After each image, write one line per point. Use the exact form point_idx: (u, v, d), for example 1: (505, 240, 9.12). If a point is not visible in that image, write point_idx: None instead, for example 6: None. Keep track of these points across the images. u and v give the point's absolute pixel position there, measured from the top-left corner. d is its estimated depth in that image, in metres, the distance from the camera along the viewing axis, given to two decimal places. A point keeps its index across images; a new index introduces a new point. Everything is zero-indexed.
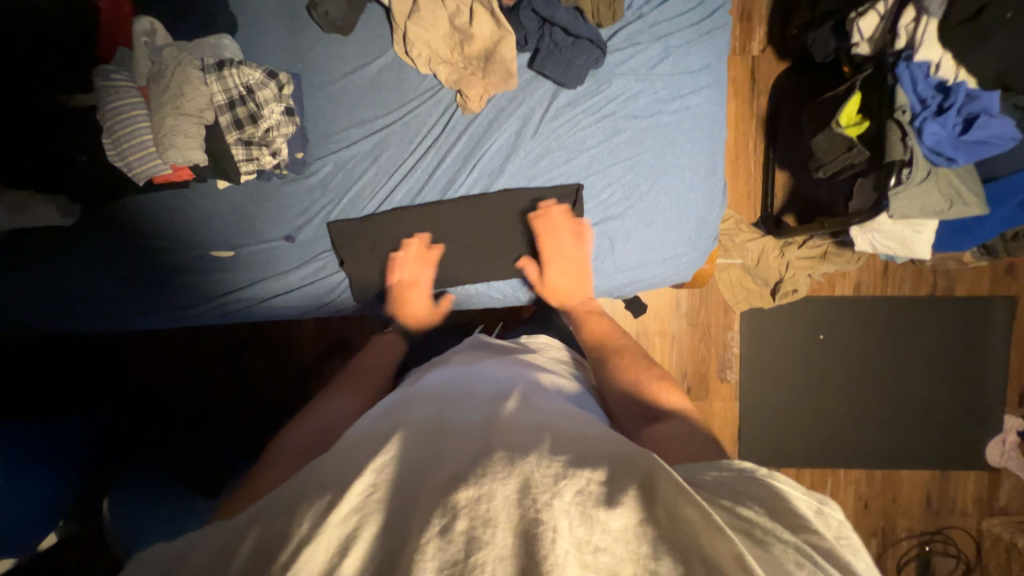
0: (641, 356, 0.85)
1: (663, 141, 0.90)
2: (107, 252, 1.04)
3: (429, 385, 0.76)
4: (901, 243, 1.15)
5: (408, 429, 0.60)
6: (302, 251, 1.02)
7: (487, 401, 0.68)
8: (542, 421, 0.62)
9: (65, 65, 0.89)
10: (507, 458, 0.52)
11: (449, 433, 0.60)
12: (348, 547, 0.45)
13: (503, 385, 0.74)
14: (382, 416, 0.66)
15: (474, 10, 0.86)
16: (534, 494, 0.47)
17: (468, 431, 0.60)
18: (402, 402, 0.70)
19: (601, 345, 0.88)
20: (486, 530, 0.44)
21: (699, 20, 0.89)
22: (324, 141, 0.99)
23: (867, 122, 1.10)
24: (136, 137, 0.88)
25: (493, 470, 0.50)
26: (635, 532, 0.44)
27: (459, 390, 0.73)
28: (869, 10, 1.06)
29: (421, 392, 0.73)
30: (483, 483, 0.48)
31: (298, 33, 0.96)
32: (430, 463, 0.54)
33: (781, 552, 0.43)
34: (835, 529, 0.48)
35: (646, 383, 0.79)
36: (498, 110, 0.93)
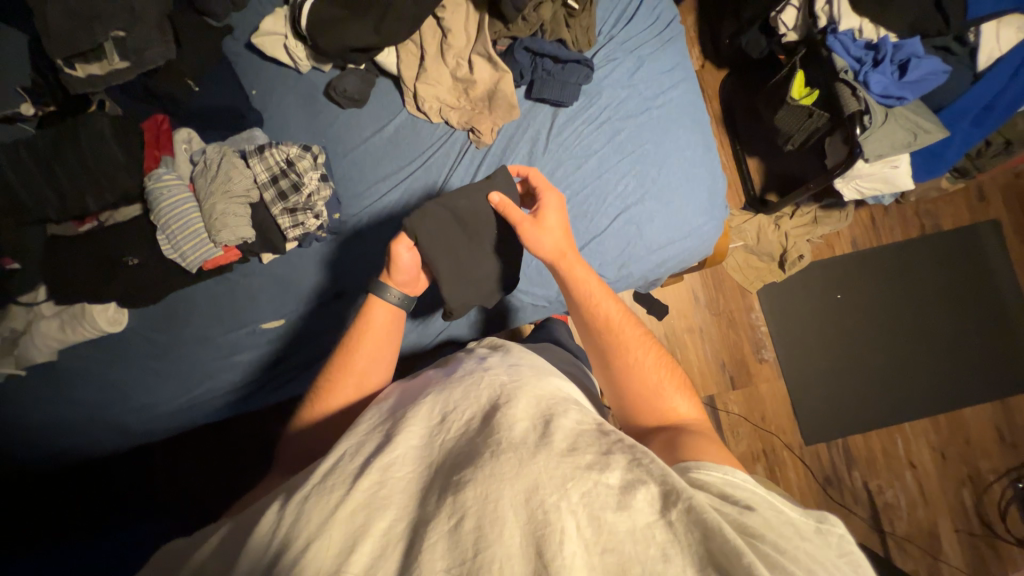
0: (652, 353, 0.72)
1: (657, 132, 1.02)
2: (163, 349, 1.07)
3: (434, 374, 0.71)
4: (885, 182, 1.27)
5: (417, 423, 0.57)
6: (352, 305, 1.07)
7: (496, 375, 0.63)
8: (556, 409, 0.56)
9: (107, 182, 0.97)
10: (517, 460, 0.48)
11: (460, 425, 0.55)
12: (358, 543, 0.45)
13: (513, 363, 0.68)
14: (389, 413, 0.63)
15: (473, 60, 1.00)
16: (541, 495, 0.45)
17: (472, 423, 0.55)
18: (412, 394, 0.66)
19: (596, 340, 0.74)
20: (493, 530, 0.43)
21: (660, 31, 1.05)
22: (357, 200, 1.07)
23: (817, 91, 1.25)
24: (189, 227, 0.95)
25: (500, 468, 0.47)
26: (642, 530, 0.43)
27: (466, 368, 0.67)
28: (785, 7, 1.26)
29: (433, 378, 0.69)
30: (489, 483, 0.46)
31: (319, 114, 1.08)
32: (434, 470, 0.51)
33: (795, 558, 0.43)
34: (839, 546, 0.47)
35: (651, 387, 0.69)
36: (508, 139, 1.05)
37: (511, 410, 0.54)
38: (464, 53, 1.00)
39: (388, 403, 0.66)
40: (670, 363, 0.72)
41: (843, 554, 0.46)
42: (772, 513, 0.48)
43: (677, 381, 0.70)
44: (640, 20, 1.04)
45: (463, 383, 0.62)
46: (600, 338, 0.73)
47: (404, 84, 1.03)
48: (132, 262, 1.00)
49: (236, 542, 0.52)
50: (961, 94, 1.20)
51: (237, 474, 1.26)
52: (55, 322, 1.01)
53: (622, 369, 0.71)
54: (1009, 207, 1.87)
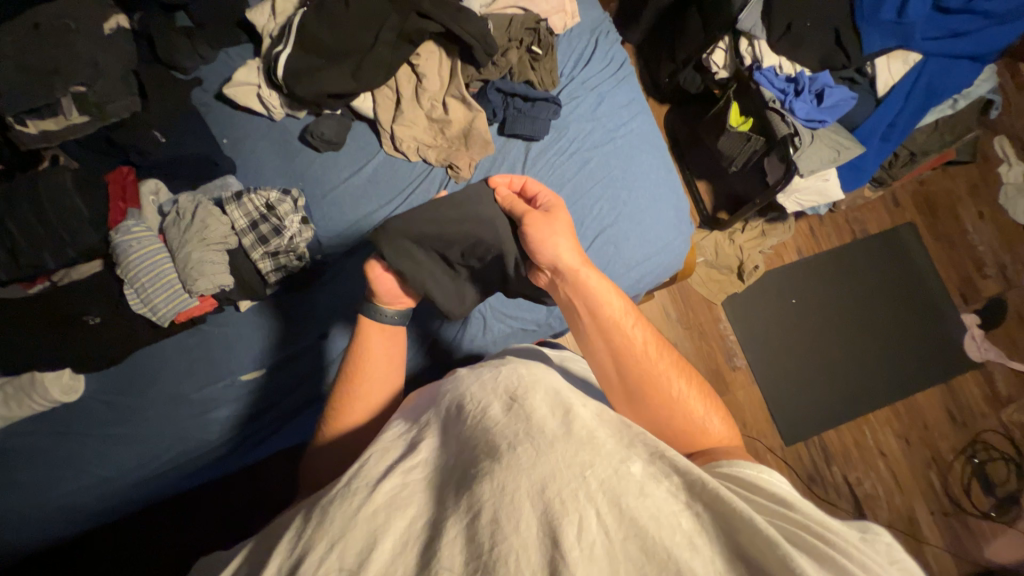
0: (685, 379, 0.71)
1: (623, 159, 1.11)
2: (128, 414, 0.98)
3: (455, 376, 0.73)
4: (820, 194, 1.43)
5: (439, 420, 0.61)
6: (340, 345, 1.04)
7: (512, 370, 0.66)
8: (571, 401, 0.58)
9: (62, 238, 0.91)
10: (535, 449, 0.49)
11: (478, 421, 0.56)
12: (377, 543, 0.46)
13: (527, 360, 0.72)
14: (411, 421, 0.66)
15: (447, 102, 1.06)
16: (558, 485, 0.45)
17: (492, 417, 0.56)
18: (434, 393, 0.70)
19: (629, 370, 0.71)
20: (510, 521, 0.43)
21: (615, 70, 1.16)
22: (338, 240, 1.07)
23: (751, 118, 1.41)
24: (161, 279, 0.90)
25: (518, 459, 0.48)
26: (667, 517, 0.43)
27: (485, 368, 0.70)
28: (715, 49, 1.43)
29: (454, 378, 0.72)
30: (505, 475, 0.47)
31: (295, 158, 1.09)
32: (456, 462, 0.53)
33: (847, 553, 0.41)
34: (887, 554, 0.47)
35: (685, 414, 0.68)
36: (485, 171, 1.09)
37: (530, 403, 0.56)
38: (438, 95, 1.06)
39: (413, 411, 0.69)
40: (703, 390, 0.72)
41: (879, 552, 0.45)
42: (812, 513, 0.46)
43: (714, 408, 0.71)
44: (596, 62, 1.15)
45: (482, 377, 0.66)
46: (636, 366, 0.70)
47: (380, 126, 1.06)
48: (93, 321, 0.93)
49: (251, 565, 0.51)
50: (869, 115, 1.39)
51: (207, 547, 1.12)
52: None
53: (664, 397, 0.69)
54: (920, 209, 2.13)
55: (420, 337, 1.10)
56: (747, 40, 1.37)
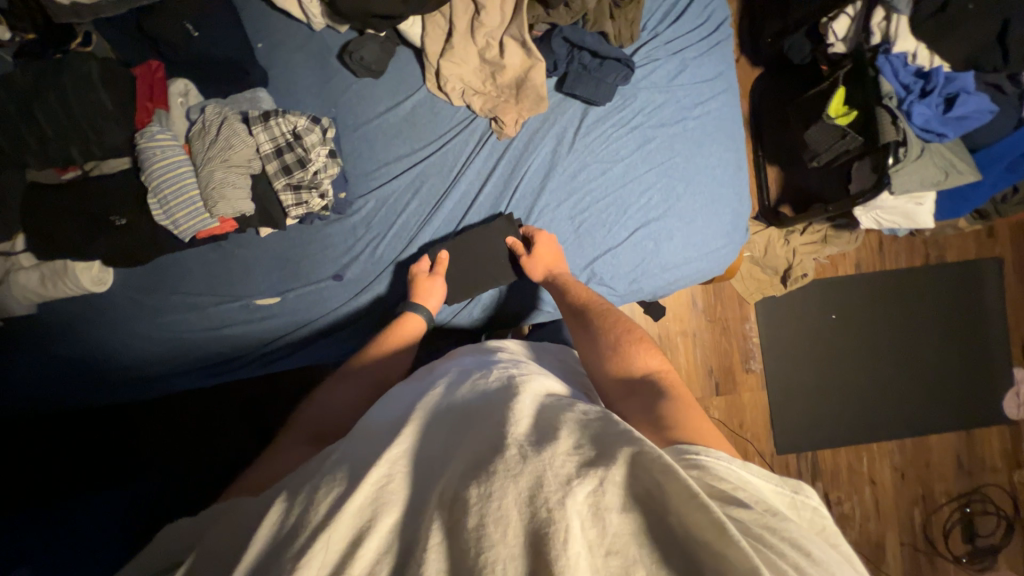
0: (633, 333, 0.76)
1: (689, 144, 0.97)
2: (149, 312, 1.02)
3: (440, 374, 0.67)
4: (905, 217, 1.26)
5: (420, 416, 0.53)
6: (350, 289, 1.02)
7: (502, 374, 0.59)
8: (560, 406, 0.51)
9: (84, 128, 0.88)
10: (523, 453, 0.42)
11: (466, 423, 0.50)
12: (365, 537, 0.39)
13: (519, 364, 0.65)
14: (392, 412, 0.58)
15: (505, 42, 0.92)
16: (545, 493, 0.38)
17: (480, 421, 0.50)
18: (422, 387, 0.64)
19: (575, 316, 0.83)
20: (497, 528, 0.37)
21: (708, 34, 0.98)
22: (365, 179, 1.01)
23: (854, 112, 1.18)
24: (183, 194, 0.88)
25: (505, 465, 0.41)
26: (647, 535, 0.36)
27: (475, 370, 0.63)
28: (840, 14, 1.17)
29: (442, 375, 0.66)
30: (493, 479, 0.40)
31: (330, 80, 0.99)
32: (441, 461, 0.46)
33: (781, 553, 0.36)
34: (812, 522, 0.43)
35: (617, 351, 0.73)
36: (532, 132, 0.98)
37: (520, 406, 0.50)
38: (496, 33, 0.92)
39: (392, 404, 0.61)
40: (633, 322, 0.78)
41: (831, 542, 0.42)
42: (748, 491, 0.42)
43: (646, 342, 0.74)
44: (688, 19, 0.98)
45: (461, 382, 0.60)
46: (579, 315, 0.83)
47: (426, 58, 0.94)
48: (119, 222, 0.93)
49: (228, 540, 0.44)
50: (1002, 137, 1.17)
51: None
52: (35, 274, 0.95)
53: (601, 337, 0.77)
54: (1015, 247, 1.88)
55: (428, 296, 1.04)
56: (884, 12, 1.12)
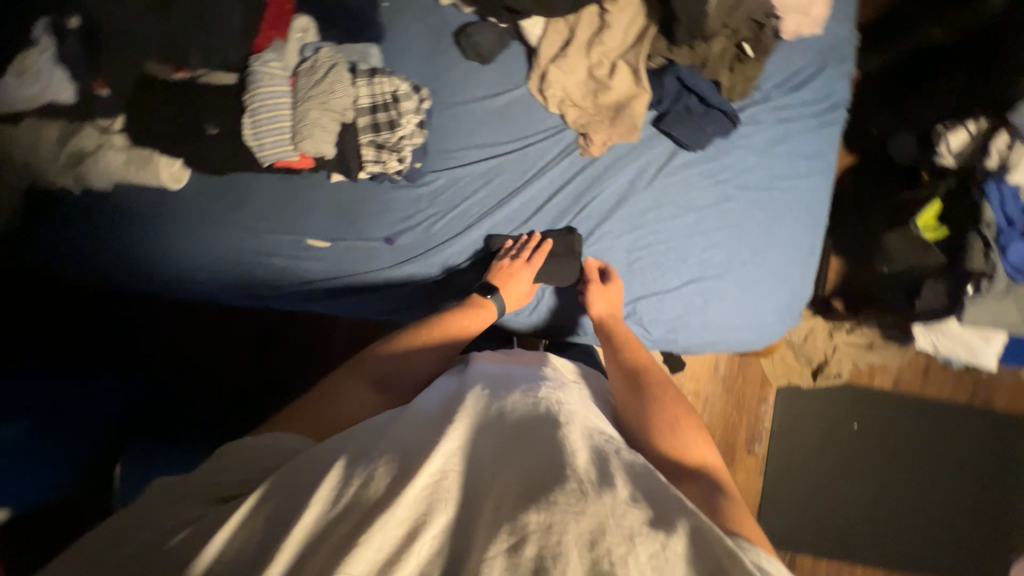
0: (678, 404, 0.70)
1: (769, 214, 0.95)
2: (209, 221, 1.07)
3: (480, 369, 0.67)
4: (967, 350, 1.22)
5: (470, 413, 0.53)
6: (396, 255, 1.03)
7: (550, 392, 0.59)
8: (612, 445, 0.51)
9: (208, 38, 0.93)
10: (584, 492, 0.43)
11: (517, 436, 0.50)
12: (419, 535, 0.41)
13: (563, 383, 0.65)
14: (438, 401, 0.58)
15: (617, 65, 0.92)
16: (606, 543, 0.39)
17: (532, 438, 0.50)
18: (463, 380, 0.64)
19: (625, 374, 0.75)
20: (556, 565, 0.38)
21: (822, 111, 0.95)
22: (442, 156, 1.01)
23: (943, 229, 1.17)
24: (276, 122, 0.92)
25: (566, 500, 0.42)
26: None
27: (519, 378, 0.63)
28: (960, 126, 1.10)
29: (483, 372, 0.65)
30: (554, 511, 0.41)
31: (438, 54, 1.02)
32: (494, 470, 0.47)
33: None
34: None
35: (673, 430, 0.65)
36: (616, 158, 0.98)
37: (576, 436, 0.50)
38: (611, 54, 0.92)
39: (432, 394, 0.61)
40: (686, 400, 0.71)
41: None
42: None
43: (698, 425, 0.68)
44: (807, 91, 0.94)
45: (500, 386, 0.60)
46: (631, 376, 0.75)
47: (536, 59, 0.96)
48: (211, 131, 0.98)
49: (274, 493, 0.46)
50: None
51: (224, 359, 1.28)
52: (124, 156, 1.01)
53: (654, 407, 0.69)
54: None
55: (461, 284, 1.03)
56: (1008, 136, 1.02)
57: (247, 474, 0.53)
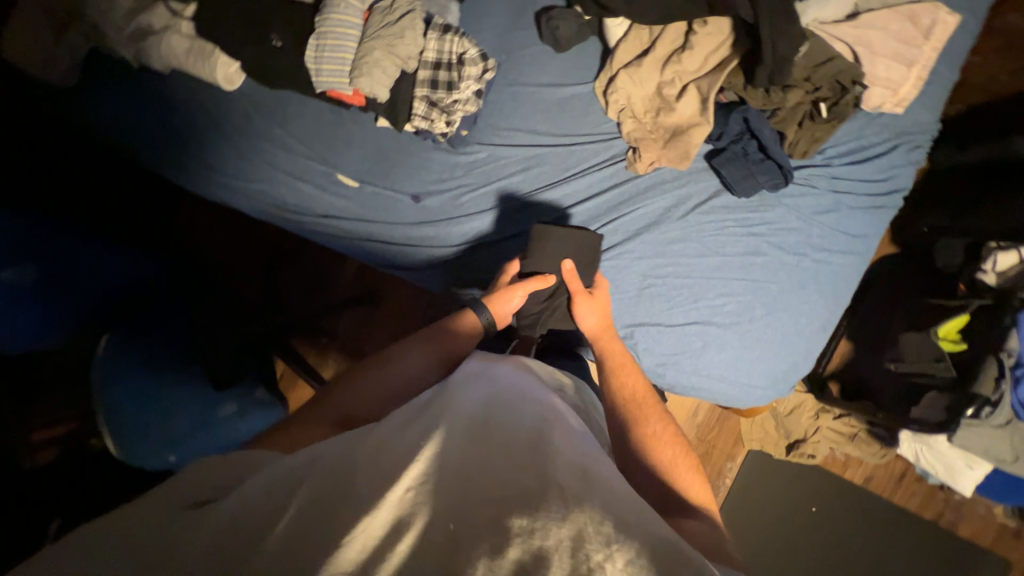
0: (673, 438, 0.72)
1: (793, 281, 0.92)
2: (250, 129, 1.08)
3: (462, 368, 0.66)
4: (948, 469, 1.20)
5: (450, 418, 0.53)
6: (417, 214, 1.03)
7: (532, 402, 0.59)
8: (592, 461, 0.52)
9: None
10: (564, 506, 0.43)
11: (498, 443, 0.50)
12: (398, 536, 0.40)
13: (546, 390, 0.65)
14: (420, 402, 0.58)
15: (688, 88, 0.89)
16: (587, 548, 0.40)
17: (514, 450, 0.50)
18: (447, 381, 0.63)
19: (618, 410, 0.75)
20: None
21: (879, 193, 0.92)
22: (491, 131, 1.01)
23: (965, 346, 1.12)
24: (338, 51, 0.91)
25: (547, 511, 0.42)
26: None
27: (501, 380, 0.62)
28: (1013, 248, 1.09)
29: (466, 371, 0.65)
30: (536, 522, 0.41)
31: (515, 29, 1.00)
32: (475, 474, 0.46)
33: None
34: None
35: (662, 464, 0.68)
36: (658, 181, 0.96)
37: (556, 450, 0.50)
38: (686, 76, 0.89)
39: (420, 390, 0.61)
40: (676, 430, 0.73)
41: None
42: None
43: (686, 456, 0.71)
44: (870, 168, 0.91)
45: (488, 388, 0.60)
46: (623, 411, 0.74)
47: (610, 61, 0.93)
48: (276, 43, 0.98)
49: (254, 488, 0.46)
50: None
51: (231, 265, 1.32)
52: (185, 44, 1.01)
53: (646, 443, 0.70)
54: None
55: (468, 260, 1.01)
56: None
57: (211, 487, 0.49)
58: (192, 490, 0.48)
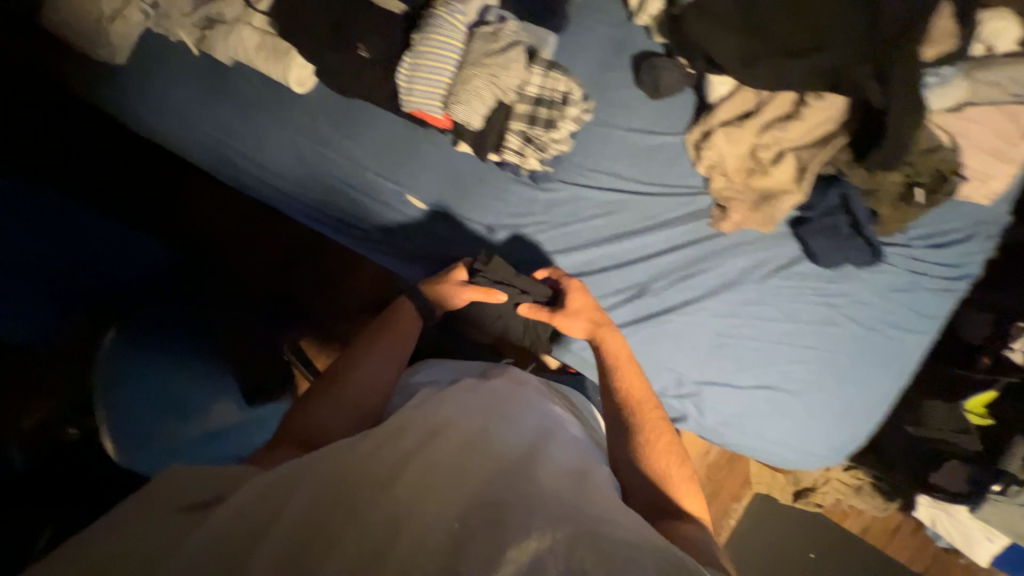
0: (666, 446, 0.75)
1: (863, 354, 0.94)
2: (320, 138, 1.03)
3: (458, 390, 0.68)
4: (964, 539, 1.25)
5: (445, 438, 0.55)
6: (490, 247, 0.99)
7: (523, 429, 0.62)
8: (583, 486, 0.55)
9: None
10: (562, 528, 0.46)
11: (487, 460, 0.53)
12: None
13: (541, 416, 0.67)
14: (419, 417, 0.60)
15: (785, 155, 0.89)
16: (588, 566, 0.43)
17: (507, 468, 0.53)
18: (447, 400, 0.65)
19: (615, 420, 0.78)
20: None
21: (952, 277, 0.93)
22: (575, 169, 0.98)
23: (991, 422, 1.14)
24: (434, 73, 0.87)
25: (541, 532, 0.45)
26: None
27: (494, 405, 0.66)
28: None
29: (462, 394, 0.67)
30: (530, 539, 0.44)
31: (610, 69, 0.98)
32: (451, 482, 0.49)
33: None
34: None
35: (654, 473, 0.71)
36: (740, 240, 0.96)
37: (543, 474, 0.53)
38: (785, 142, 0.88)
39: (424, 402, 0.65)
40: (666, 435, 0.76)
41: None
42: None
43: (677, 464, 0.74)
44: (947, 252, 0.93)
45: (483, 407, 0.64)
46: (620, 420, 0.77)
47: (707, 116, 0.93)
48: (361, 53, 0.92)
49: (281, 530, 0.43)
50: None
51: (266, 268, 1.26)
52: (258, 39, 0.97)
53: (637, 453, 0.73)
54: None
55: None
56: None
57: (211, 489, 0.50)
58: (195, 490, 0.50)
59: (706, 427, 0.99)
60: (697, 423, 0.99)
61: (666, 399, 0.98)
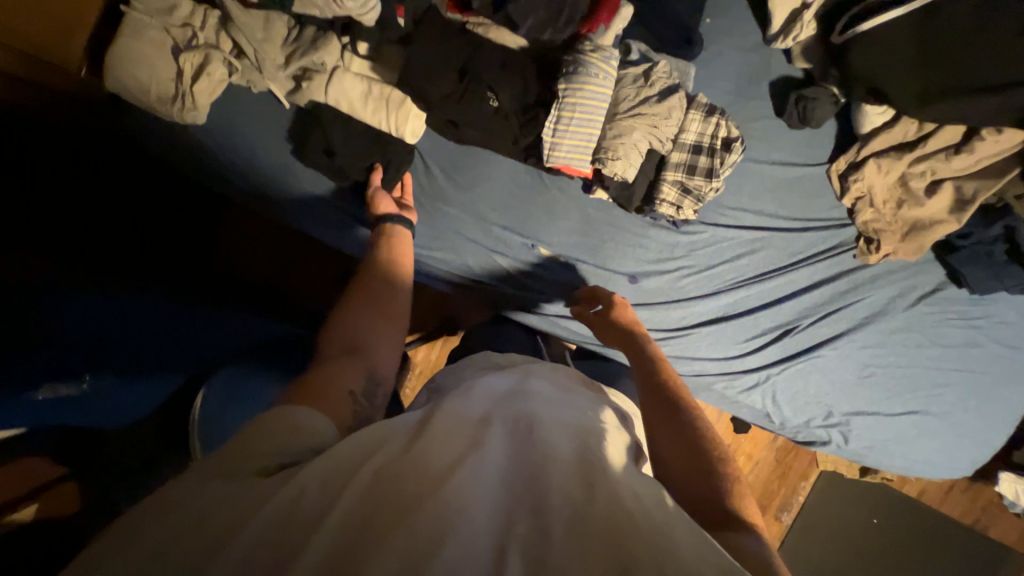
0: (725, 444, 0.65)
1: (999, 372, 0.97)
2: (438, 193, 0.93)
3: (504, 382, 0.57)
4: None
5: (491, 445, 0.45)
6: (633, 296, 0.96)
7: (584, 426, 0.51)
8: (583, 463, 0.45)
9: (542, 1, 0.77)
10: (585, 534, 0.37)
11: (531, 471, 0.43)
12: None
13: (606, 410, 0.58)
14: (464, 416, 0.49)
15: (943, 187, 0.87)
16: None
17: (538, 471, 0.43)
18: (496, 395, 0.54)
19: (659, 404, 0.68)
20: None
21: None
22: (716, 209, 0.93)
23: None
24: (588, 128, 0.80)
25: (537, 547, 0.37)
26: None
27: (549, 400, 0.54)
28: None
29: (509, 387, 0.56)
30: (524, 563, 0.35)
31: (749, 97, 0.91)
32: (480, 500, 0.40)
33: None
34: None
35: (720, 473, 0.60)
36: (885, 271, 0.95)
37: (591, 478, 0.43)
38: (942, 172, 0.87)
39: (471, 388, 0.56)
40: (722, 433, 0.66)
41: None
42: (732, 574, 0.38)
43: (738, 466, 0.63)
44: None
45: (542, 402, 0.53)
46: (668, 404, 0.68)
47: (857, 147, 0.89)
48: (491, 102, 0.83)
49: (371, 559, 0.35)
50: None
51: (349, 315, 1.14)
52: (360, 87, 0.84)
53: (691, 443, 0.63)
54: None
55: (689, 337, 0.97)
56: None
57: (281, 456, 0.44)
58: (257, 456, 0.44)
59: (846, 449, 1.02)
60: (839, 445, 1.02)
61: (811, 427, 1.00)
